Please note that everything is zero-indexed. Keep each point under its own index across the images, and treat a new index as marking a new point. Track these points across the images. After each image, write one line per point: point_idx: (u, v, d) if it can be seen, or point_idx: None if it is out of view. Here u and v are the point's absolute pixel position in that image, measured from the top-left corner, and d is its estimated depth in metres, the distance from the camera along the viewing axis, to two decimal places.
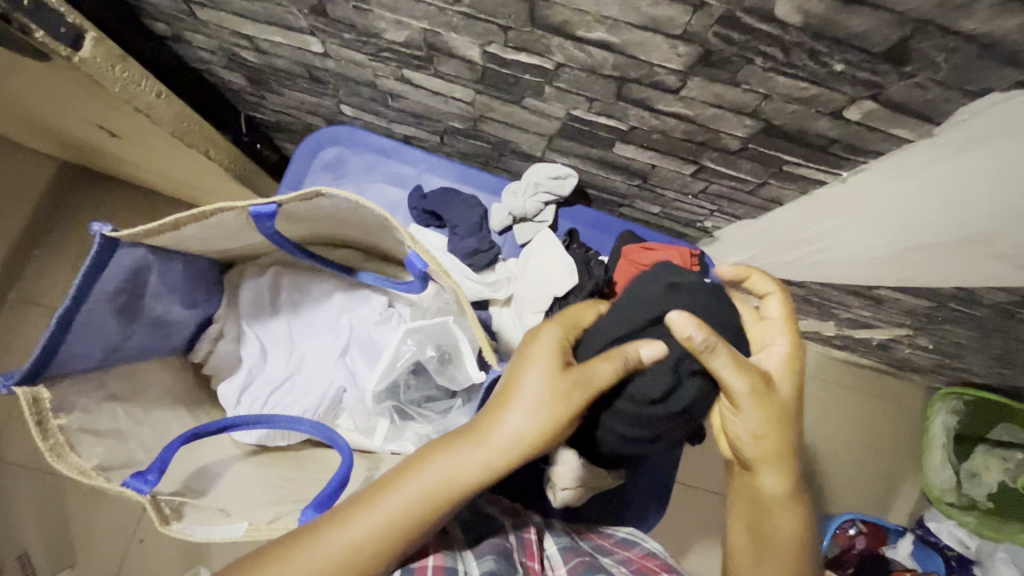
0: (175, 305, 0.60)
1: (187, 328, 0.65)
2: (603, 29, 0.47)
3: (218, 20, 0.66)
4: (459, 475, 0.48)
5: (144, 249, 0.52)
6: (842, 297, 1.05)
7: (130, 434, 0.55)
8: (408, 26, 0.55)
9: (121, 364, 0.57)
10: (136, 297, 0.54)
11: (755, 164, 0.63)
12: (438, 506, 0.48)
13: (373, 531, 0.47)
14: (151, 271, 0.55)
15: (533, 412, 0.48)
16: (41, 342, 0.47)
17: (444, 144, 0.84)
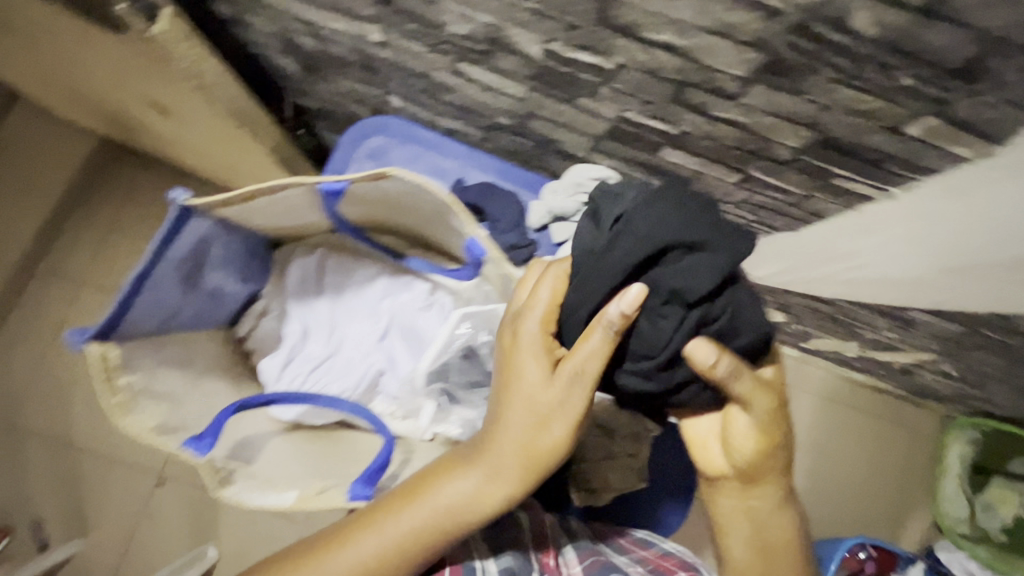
0: (231, 278, 0.62)
1: (237, 301, 0.67)
2: (672, 32, 0.48)
3: (283, 4, 0.67)
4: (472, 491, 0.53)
5: (212, 220, 0.54)
6: (871, 318, 1.04)
7: (184, 399, 0.56)
8: (473, 19, 0.56)
9: (177, 331, 0.59)
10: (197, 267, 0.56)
11: (804, 176, 0.63)
12: (453, 522, 0.53)
13: (388, 550, 0.53)
14: (215, 244, 0.57)
15: (543, 427, 0.53)
16: (115, 303, 0.48)
17: (487, 140, 0.85)
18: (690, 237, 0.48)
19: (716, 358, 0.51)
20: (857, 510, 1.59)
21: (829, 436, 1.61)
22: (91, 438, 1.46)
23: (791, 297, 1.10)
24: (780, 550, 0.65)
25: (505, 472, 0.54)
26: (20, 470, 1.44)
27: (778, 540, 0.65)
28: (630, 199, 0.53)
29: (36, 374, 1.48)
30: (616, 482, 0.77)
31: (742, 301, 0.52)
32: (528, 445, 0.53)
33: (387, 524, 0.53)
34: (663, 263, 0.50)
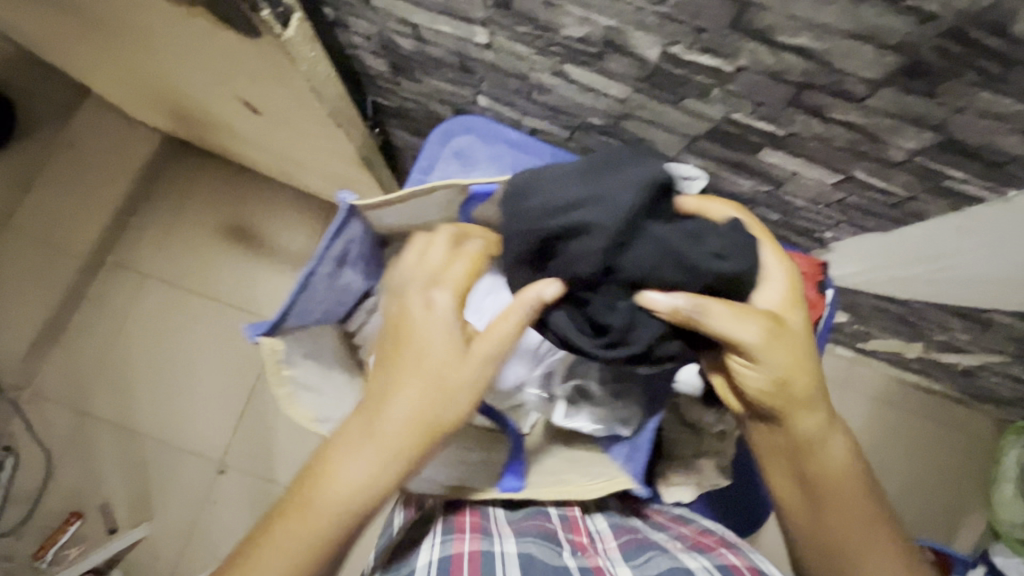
0: (358, 281, 0.73)
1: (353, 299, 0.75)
2: (809, 36, 0.49)
3: (390, 7, 0.69)
4: (368, 458, 0.53)
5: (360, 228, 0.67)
6: (945, 319, 1.04)
7: (323, 389, 0.66)
8: (593, 22, 0.57)
9: (313, 326, 0.69)
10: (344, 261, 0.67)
11: (912, 178, 0.63)
12: (354, 494, 0.53)
13: (306, 525, 0.52)
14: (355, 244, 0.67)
15: (435, 390, 0.55)
16: (294, 296, 0.60)
17: (571, 140, 0.86)
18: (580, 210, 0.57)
19: (676, 289, 0.57)
20: (909, 512, 1.58)
21: (880, 437, 1.60)
22: (156, 425, 1.51)
23: (860, 297, 1.09)
24: (830, 481, 0.64)
25: (397, 437, 0.54)
26: (88, 455, 1.49)
27: (826, 470, 0.64)
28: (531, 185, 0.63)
29: (105, 363, 1.53)
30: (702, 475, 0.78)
31: (674, 237, 0.57)
32: (422, 412, 0.54)
33: (305, 509, 0.53)
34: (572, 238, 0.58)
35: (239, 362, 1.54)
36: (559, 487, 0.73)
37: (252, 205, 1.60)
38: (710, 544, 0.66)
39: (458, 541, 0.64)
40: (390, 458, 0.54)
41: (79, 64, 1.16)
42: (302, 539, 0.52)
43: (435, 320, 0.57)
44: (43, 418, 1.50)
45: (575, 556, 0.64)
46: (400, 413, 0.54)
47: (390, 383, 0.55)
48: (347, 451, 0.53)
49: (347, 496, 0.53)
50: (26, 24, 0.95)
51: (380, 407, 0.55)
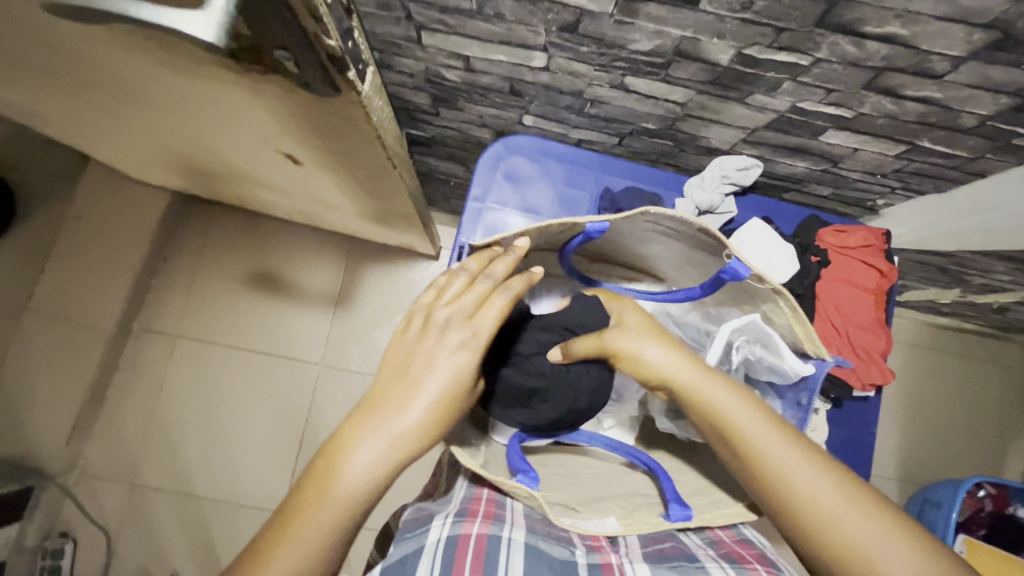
0: None
1: None
2: (899, 24, 0.50)
3: (443, 43, 0.69)
4: (381, 455, 0.53)
5: None
6: (988, 264, 1.07)
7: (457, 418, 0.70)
8: (666, 35, 0.58)
9: None
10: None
11: (980, 140, 0.65)
12: (370, 487, 0.53)
13: (328, 517, 0.51)
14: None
15: (439, 375, 0.56)
16: None
17: (619, 145, 0.87)
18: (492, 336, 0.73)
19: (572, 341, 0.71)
20: (956, 449, 1.63)
21: (919, 382, 1.65)
22: (212, 485, 1.49)
23: (902, 255, 1.12)
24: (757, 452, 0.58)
25: (411, 438, 0.54)
26: (148, 525, 1.47)
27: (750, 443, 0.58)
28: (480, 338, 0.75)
29: (149, 431, 1.51)
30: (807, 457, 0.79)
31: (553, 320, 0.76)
32: (432, 394, 0.56)
33: (319, 505, 0.51)
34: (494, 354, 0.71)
35: (286, 410, 1.52)
36: (733, 512, 0.65)
37: (271, 250, 1.59)
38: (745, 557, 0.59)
39: (461, 522, 0.56)
40: (401, 449, 0.54)
41: (88, 137, 1.13)
42: (319, 537, 0.51)
43: (452, 338, 0.57)
44: (96, 497, 1.48)
45: (586, 552, 0.58)
46: (415, 415, 0.55)
47: (405, 380, 0.56)
48: (358, 448, 0.53)
49: (362, 495, 0.52)
50: (41, 106, 0.92)
51: (394, 409, 0.55)
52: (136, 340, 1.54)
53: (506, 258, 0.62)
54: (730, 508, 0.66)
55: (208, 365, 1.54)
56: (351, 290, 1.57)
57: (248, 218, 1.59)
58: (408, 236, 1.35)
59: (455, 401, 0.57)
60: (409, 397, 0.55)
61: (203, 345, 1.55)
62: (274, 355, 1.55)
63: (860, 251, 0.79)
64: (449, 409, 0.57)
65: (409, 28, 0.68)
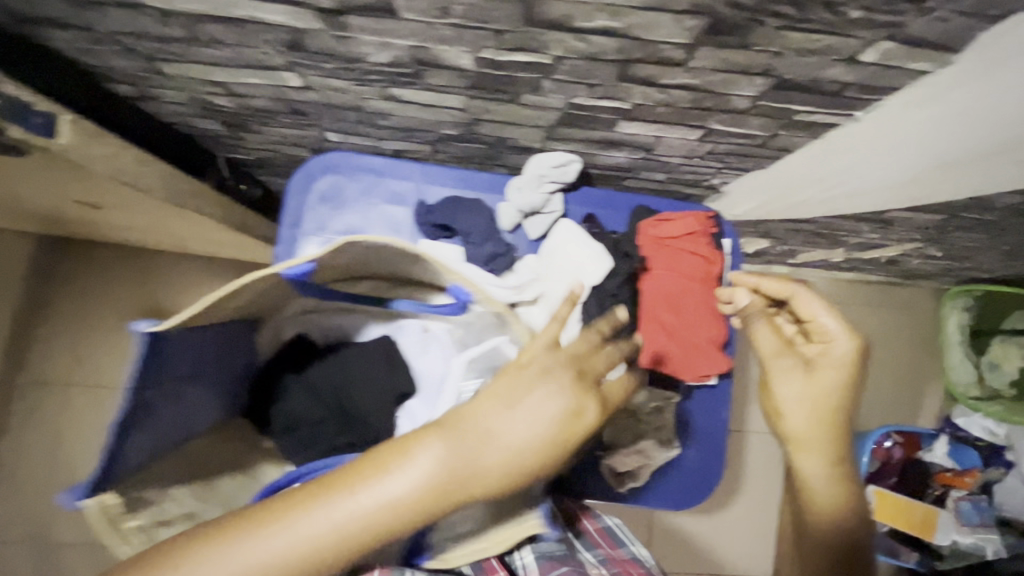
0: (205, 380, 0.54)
1: (214, 397, 0.57)
2: (605, 16, 0.45)
3: (187, 72, 0.62)
4: (432, 480, 0.42)
5: (185, 334, 0.49)
6: (853, 226, 1.05)
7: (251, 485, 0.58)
8: (393, 46, 0.53)
9: (178, 445, 0.52)
10: (200, 361, 0.53)
11: (765, 119, 0.62)
12: (376, 530, 0.42)
13: (299, 548, 0.41)
14: (184, 359, 0.51)
15: (524, 426, 0.44)
16: (106, 455, 0.43)
17: (437, 152, 0.81)
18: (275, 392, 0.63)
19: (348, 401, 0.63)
20: (874, 399, 1.65)
21: None
22: None
23: (773, 224, 1.10)
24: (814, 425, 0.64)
25: (460, 491, 0.43)
26: None
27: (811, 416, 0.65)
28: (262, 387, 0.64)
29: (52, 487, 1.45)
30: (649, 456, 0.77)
31: (335, 366, 0.64)
32: (507, 449, 0.43)
33: (320, 509, 0.41)
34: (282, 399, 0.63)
35: None
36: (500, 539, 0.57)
37: (153, 283, 1.48)
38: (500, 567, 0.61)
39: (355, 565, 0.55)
40: (430, 503, 0.43)
41: None
42: (286, 546, 0.41)
43: (559, 386, 0.45)
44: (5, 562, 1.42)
45: None
46: (496, 452, 0.43)
47: (494, 411, 0.44)
48: (416, 455, 0.42)
49: (380, 516, 0.42)
50: None
51: (458, 445, 0.43)
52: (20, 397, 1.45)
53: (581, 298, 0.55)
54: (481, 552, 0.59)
55: (105, 412, 1.46)
56: None
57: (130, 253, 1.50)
58: None
59: (530, 463, 0.44)
60: (483, 441, 0.43)
61: (99, 392, 1.49)
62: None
63: (684, 239, 0.76)
64: (523, 471, 0.44)
65: (141, 59, 0.61)
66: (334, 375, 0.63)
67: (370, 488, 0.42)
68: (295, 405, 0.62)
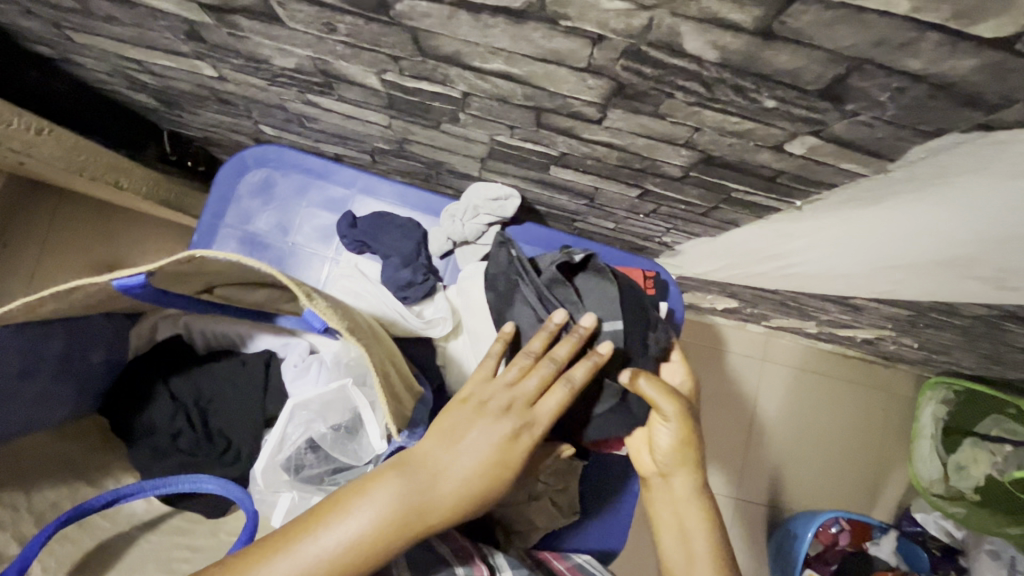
0: (38, 381, 0.51)
1: (56, 394, 0.54)
2: (500, 61, 0.40)
3: (99, 44, 0.59)
4: (388, 517, 0.43)
5: (9, 328, 0.46)
6: (820, 304, 0.99)
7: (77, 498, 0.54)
8: (293, 53, 0.48)
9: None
10: (38, 357, 0.50)
11: (702, 191, 0.57)
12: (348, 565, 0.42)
13: None
14: (9, 355, 0.47)
15: (469, 451, 0.46)
16: None
17: (377, 163, 0.77)
18: (130, 401, 0.59)
19: (210, 420, 0.60)
20: (833, 478, 1.57)
21: (800, 407, 1.59)
22: None
23: (737, 288, 1.04)
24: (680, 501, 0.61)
25: (424, 516, 0.44)
26: None
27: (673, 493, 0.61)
28: (116, 396, 0.60)
29: None
30: (538, 522, 0.71)
31: (209, 378, 0.61)
32: (462, 470, 0.45)
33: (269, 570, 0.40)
34: (144, 407, 0.59)
35: None
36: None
37: None
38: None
39: None
40: (397, 525, 0.43)
41: None
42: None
43: (494, 401, 0.48)
44: None
45: None
46: (450, 482, 0.45)
47: (441, 438, 0.47)
48: (373, 492, 0.43)
49: (347, 557, 0.41)
50: None
51: (418, 470, 0.45)
52: None
53: (568, 338, 0.52)
54: None
55: None
56: None
57: None
58: None
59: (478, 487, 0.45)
60: (433, 461, 0.46)
61: None
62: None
63: None
64: (476, 497, 0.46)
65: (50, 24, 0.57)
66: (204, 383, 0.61)
67: (328, 532, 0.42)
68: (153, 414, 0.59)
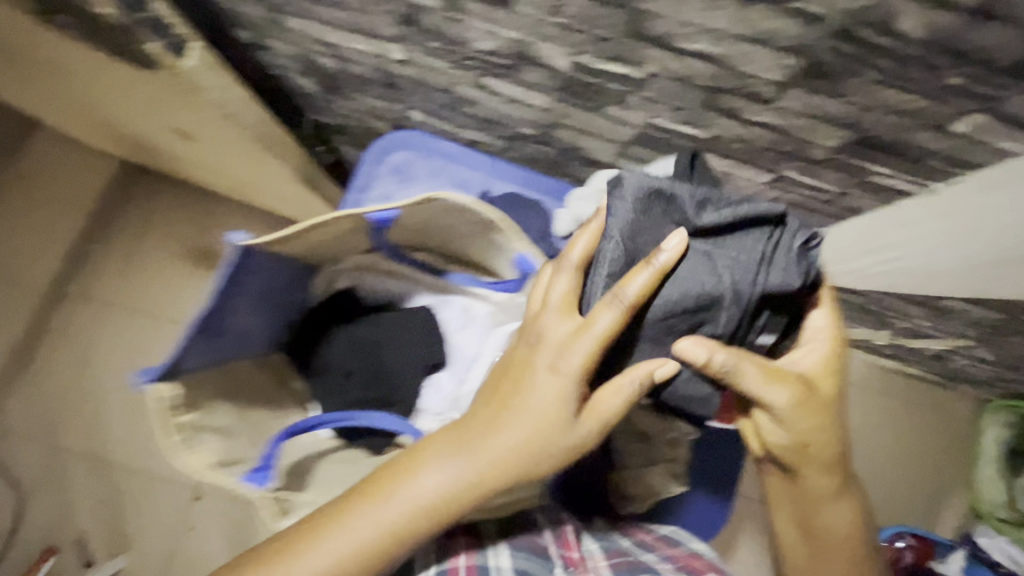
0: (259, 310, 0.59)
1: (265, 325, 0.62)
2: (707, 41, 0.47)
3: (305, 28, 0.67)
4: (460, 476, 0.52)
5: (266, 255, 0.54)
6: (904, 308, 1.03)
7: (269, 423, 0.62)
8: (499, 35, 0.56)
9: (226, 359, 0.58)
10: (269, 288, 0.58)
11: (839, 175, 0.62)
12: (419, 516, 0.51)
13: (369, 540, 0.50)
14: (257, 280, 0.56)
15: (530, 418, 0.52)
16: (175, 347, 0.49)
17: (509, 149, 0.85)
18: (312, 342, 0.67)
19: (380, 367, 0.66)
20: (890, 497, 1.55)
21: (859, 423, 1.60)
22: (131, 455, 1.48)
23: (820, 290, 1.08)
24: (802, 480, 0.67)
25: (488, 472, 0.52)
26: (61, 489, 1.46)
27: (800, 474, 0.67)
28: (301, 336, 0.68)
29: (75, 393, 1.49)
30: (655, 487, 0.75)
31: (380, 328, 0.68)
32: (522, 440, 0.52)
33: (356, 516, 0.51)
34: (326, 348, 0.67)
35: None
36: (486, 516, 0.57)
37: (209, 226, 1.56)
38: (460, 543, 0.64)
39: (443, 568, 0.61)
40: (468, 478, 0.52)
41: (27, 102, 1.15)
42: (323, 564, 0.50)
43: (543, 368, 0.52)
44: (15, 457, 1.47)
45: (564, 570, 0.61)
46: (508, 442, 0.52)
47: (507, 405, 0.53)
48: (439, 465, 0.51)
49: (415, 510, 0.51)
50: None
51: (482, 438, 0.52)
52: (69, 303, 1.52)
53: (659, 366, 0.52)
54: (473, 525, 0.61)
55: (138, 338, 1.52)
56: None
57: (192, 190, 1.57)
58: None
59: (516, 463, 0.51)
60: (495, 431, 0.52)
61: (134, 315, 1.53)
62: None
63: None
64: (531, 460, 0.52)
65: (268, 9, 0.66)
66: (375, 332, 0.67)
67: (402, 492, 0.51)
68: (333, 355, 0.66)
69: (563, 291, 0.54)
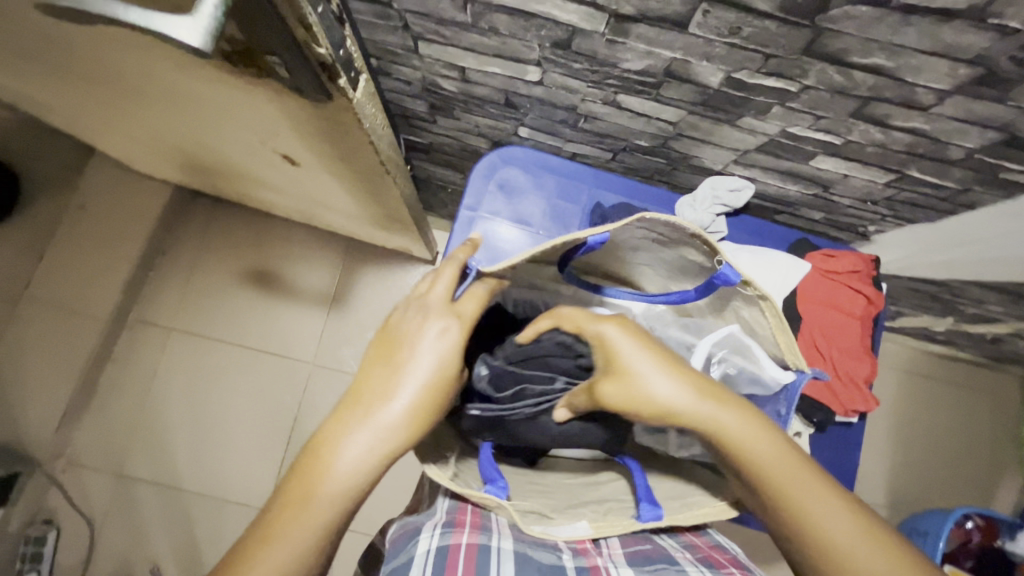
0: None
1: None
2: (884, 55, 0.50)
3: (439, 54, 0.69)
4: (363, 440, 0.52)
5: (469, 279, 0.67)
6: (981, 295, 1.06)
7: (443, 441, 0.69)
8: (656, 56, 0.58)
9: None
10: None
11: (967, 173, 0.66)
12: (362, 481, 0.52)
13: (310, 514, 0.50)
14: None
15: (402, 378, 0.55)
16: None
17: (613, 161, 0.88)
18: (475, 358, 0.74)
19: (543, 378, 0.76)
20: (950, 480, 1.57)
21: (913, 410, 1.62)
22: (198, 480, 1.47)
23: (895, 282, 1.11)
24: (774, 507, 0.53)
25: (397, 430, 0.53)
26: (132, 518, 1.45)
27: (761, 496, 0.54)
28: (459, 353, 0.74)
29: (140, 420, 1.48)
30: None
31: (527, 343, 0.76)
32: (385, 402, 0.54)
33: (308, 493, 0.50)
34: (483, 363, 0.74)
35: (276, 409, 1.50)
36: (703, 513, 0.60)
37: (264, 246, 1.56)
38: (465, 521, 0.56)
39: (450, 531, 0.53)
40: (381, 439, 0.53)
41: (98, 133, 1.15)
42: (316, 526, 0.50)
43: (433, 324, 0.57)
44: (82, 488, 1.45)
45: (572, 555, 0.56)
46: (399, 402, 0.54)
47: (387, 372, 0.55)
48: (354, 432, 0.52)
49: (360, 474, 0.51)
50: (49, 99, 0.94)
51: (378, 400, 0.54)
52: (129, 331, 1.52)
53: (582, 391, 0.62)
54: (702, 508, 0.61)
55: (200, 361, 1.52)
56: (345, 292, 1.54)
57: (244, 212, 1.57)
58: (401, 241, 1.30)
59: (443, 390, 0.56)
60: (364, 398, 0.54)
61: (196, 339, 1.53)
62: (286, 355, 1.52)
63: (849, 276, 0.81)
64: (418, 415, 0.54)
65: (406, 37, 0.68)
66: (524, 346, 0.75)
67: (340, 462, 0.51)
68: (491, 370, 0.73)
69: (448, 281, 0.61)
